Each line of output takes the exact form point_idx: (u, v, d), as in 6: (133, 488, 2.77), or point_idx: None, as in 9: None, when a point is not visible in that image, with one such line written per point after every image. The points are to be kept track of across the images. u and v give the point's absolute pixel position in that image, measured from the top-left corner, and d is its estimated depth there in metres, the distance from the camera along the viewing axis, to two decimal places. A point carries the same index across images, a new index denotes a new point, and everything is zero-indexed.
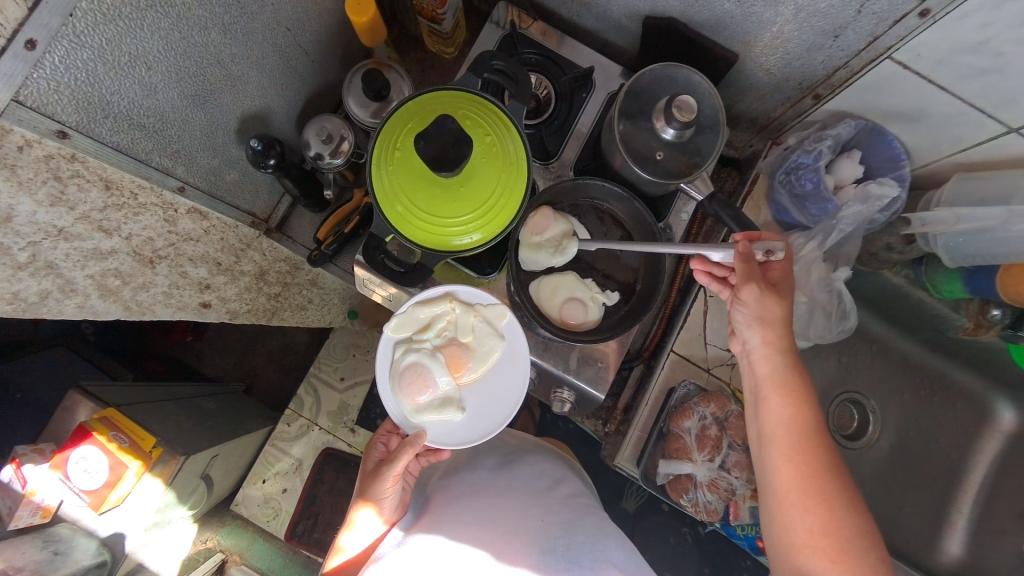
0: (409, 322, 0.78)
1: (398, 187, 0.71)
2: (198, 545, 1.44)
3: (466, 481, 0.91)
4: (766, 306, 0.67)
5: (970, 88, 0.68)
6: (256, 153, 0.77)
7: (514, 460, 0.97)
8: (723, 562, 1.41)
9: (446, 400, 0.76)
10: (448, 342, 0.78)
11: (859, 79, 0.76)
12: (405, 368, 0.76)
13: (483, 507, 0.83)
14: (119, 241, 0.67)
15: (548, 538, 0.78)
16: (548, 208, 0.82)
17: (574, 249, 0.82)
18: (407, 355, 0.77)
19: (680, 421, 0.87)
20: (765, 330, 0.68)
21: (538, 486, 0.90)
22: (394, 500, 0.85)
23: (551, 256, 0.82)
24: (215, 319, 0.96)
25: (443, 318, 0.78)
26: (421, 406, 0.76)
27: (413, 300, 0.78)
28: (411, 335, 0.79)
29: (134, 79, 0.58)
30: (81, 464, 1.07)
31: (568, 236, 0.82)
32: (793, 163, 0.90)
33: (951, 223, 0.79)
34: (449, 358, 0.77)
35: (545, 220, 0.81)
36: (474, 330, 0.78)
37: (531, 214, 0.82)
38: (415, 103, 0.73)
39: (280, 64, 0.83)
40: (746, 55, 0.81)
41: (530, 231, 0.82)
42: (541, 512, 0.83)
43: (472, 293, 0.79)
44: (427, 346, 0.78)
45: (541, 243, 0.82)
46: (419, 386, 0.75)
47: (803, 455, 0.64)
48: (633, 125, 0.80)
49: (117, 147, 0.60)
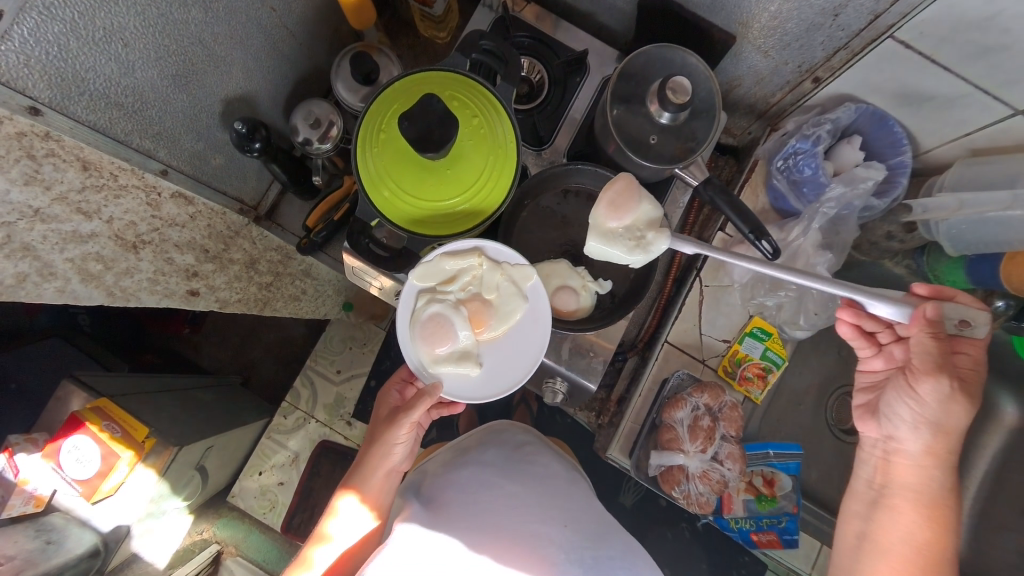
0: (433, 272, 0.71)
1: (385, 172, 0.69)
2: (193, 536, 1.45)
3: (478, 478, 0.85)
4: (950, 408, 0.64)
5: (974, 68, 0.65)
6: (240, 136, 0.75)
7: (522, 455, 0.94)
8: (721, 559, 1.40)
9: (464, 355, 0.72)
10: (471, 298, 0.72)
11: (861, 60, 0.74)
12: (427, 318, 0.71)
13: (506, 512, 0.79)
14: (100, 225, 0.66)
15: (576, 549, 0.77)
16: (635, 193, 0.74)
17: (658, 246, 0.74)
18: (429, 305, 0.72)
19: (672, 412, 0.85)
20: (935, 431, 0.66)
21: (547, 483, 0.88)
22: (407, 449, 0.86)
23: (631, 249, 0.75)
24: (205, 307, 0.95)
25: (468, 273, 0.72)
26: (440, 356, 0.71)
27: (440, 250, 0.70)
28: (434, 286, 0.72)
29: (110, 55, 0.57)
30: (75, 453, 1.08)
31: (652, 228, 0.74)
32: (791, 148, 0.88)
33: (954, 208, 0.77)
34: (474, 313, 0.72)
35: (629, 207, 0.74)
36: (499, 289, 0.72)
37: (614, 197, 0.75)
38: (400, 84, 0.71)
39: (266, 46, 0.81)
40: (743, 37, 0.78)
41: (610, 218, 0.75)
42: (564, 517, 0.81)
43: (502, 251, 0.72)
44: (450, 299, 0.72)
45: (619, 233, 0.75)
46: (439, 337, 0.70)
47: (927, 570, 0.65)
48: (627, 110, 0.78)
49: (94, 127, 0.59)
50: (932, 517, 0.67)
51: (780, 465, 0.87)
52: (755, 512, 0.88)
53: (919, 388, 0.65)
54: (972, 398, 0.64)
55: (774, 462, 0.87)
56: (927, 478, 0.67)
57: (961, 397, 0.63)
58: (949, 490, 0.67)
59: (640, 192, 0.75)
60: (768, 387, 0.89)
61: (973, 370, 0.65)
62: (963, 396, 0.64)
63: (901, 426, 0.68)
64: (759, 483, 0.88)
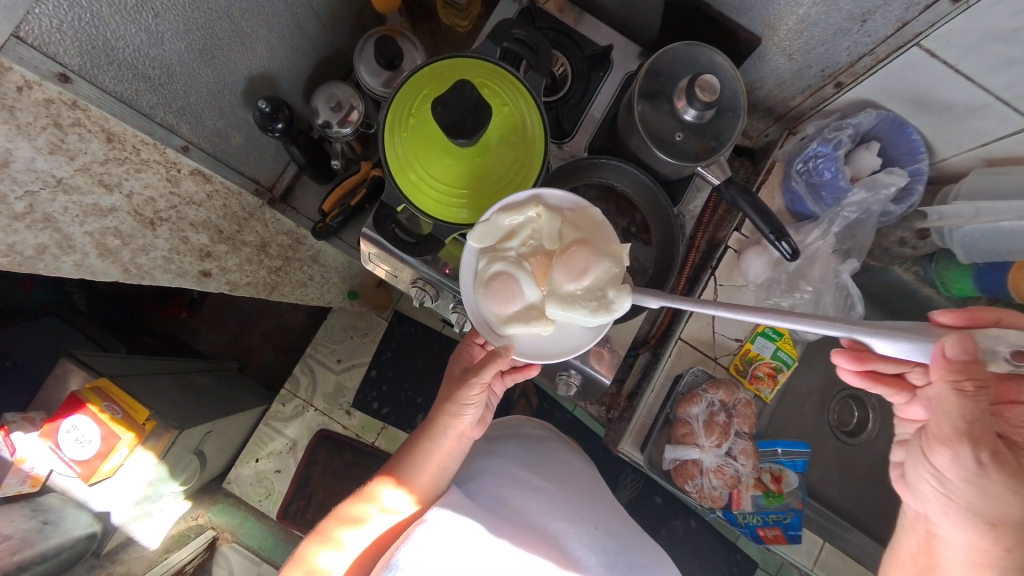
0: (492, 230, 0.64)
1: (413, 156, 0.69)
2: (188, 521, 1.41)
3: (505, 472, 0.85)
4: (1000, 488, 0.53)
5: (997, 80, 0.66)
6: (263, 115, 0.74)
7: (543, 449, 0.94)
8: (714, 556, 1.43)
9: (536, 313, 0.64)
10: (535, 252, 0.65)
11: (884, 67, 0.75)
12: (491, 277, 0.63)
13: (539, 509, 0.79)
14: (120, 199, 0.65)
15: (609, 552, 0.79)
16: (593, 249, 0.62)
17: (623, 306, 0.61)
18: (491, 265, 0.64)
19: (687, 407, 0.86)
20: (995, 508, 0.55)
21: (569, 479, 0.90)
22: (477, 413, 0.81)
23: (591, 314, 0.61)
24: (215, 289, 0.94)
25: (528, 226, 0.65)
26: (509, 317, 0.64)
27: (496, 206, 0.64)
28: (494, 245, 0.65)
29: (140, 25, 0.56)
30: (73, 433, 1.06)
31: (614, 285, 0.61)
32: (811, 152, 0.89)
33: (970, 216, 0.78)
34: (540, 268, 0.64)
35: (589, 266, 0.61)
36: (566, 237, 0.64)
37: (569, 256, 0.61)
38: (431, 70, 0.71)
39: (290, 25, 0.80)
40: (769, 39, 0.79)
41: (566, 279, 0.61)
42: (594, 519, 0.83)
43: (562, 197, 0.65)
44: (513, 255, 0.64)
45: (579, 295, 0.61)
46: (505, 296, 0.63)
47: None
48: (651, 106, 0.78)
49: (121, 98, 0.58)
50: None
51: (788, 463, 0.89)
52: (763, 508, 0.89)
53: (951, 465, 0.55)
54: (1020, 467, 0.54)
55: (782, 460, 0.89)
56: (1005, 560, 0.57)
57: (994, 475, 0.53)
58: None
59: (597, 247, 0.62)
60: (778, 386, 0.91)
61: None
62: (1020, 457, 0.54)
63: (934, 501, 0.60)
64: (768, 480, 0.89)
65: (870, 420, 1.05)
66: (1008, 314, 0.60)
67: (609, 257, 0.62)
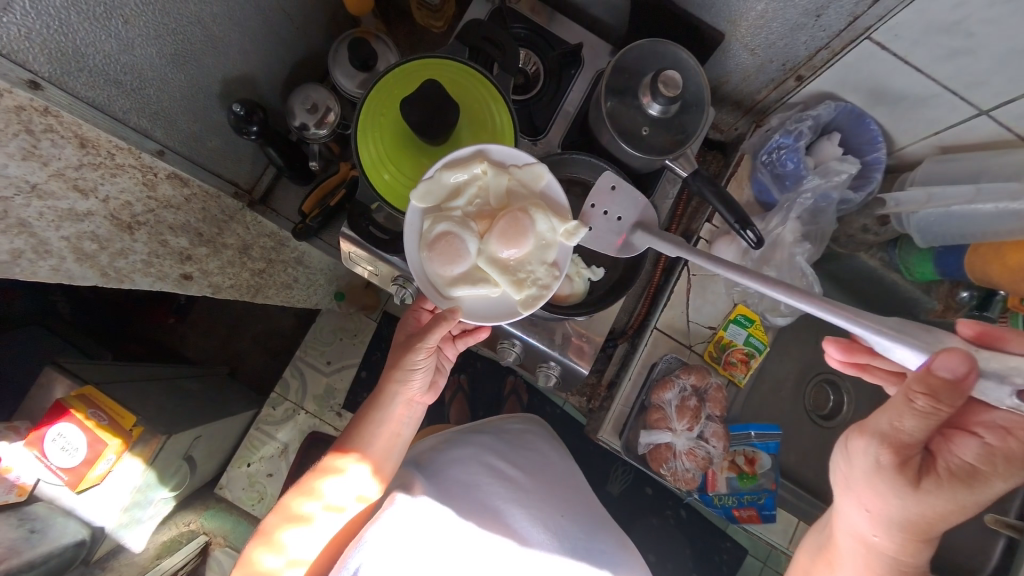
0: (436, 188, 0.66)
1: (385, 155, 0.71)
2: (180, 527, 1.40)
3: (478, 458, 0.87)
4: (894, 486, 0.56)
5: (944, 70, 0.69)
6: (238, 118, 0.76)
7: (521, 442, 0.97)
8: (704, 543, 1.47)
9: (481, 273, 0.67)
10: (479, 212, 0.69)
11: (840, 60, 0.78)
12: (435, 238, 0.65)
13: (507, 495, 0.82)
14: (96, 203, 0.66)
15: (571, 539, 0.80)
16: (526, 216, 0.66)
17: (554, 280, 0.67)
18: (436, 225, 0.66)
19: (660, 393, 0.89)
20: (887, 495, 0.57)
21: (541, 469, 0.92)
22: (426, 377, 0.84)
23: (517, 287, 0.66)
24: (197, 292, 0.95)
25: (473, 184, 0.67)
26: (454, 278, 0.66)
27: (439, 162, 0.65)
28: (438, 204, 0.67)
29: (109, 31, 0.57)
30: (60, 441, 1.06)
31: (540, 258, 0.67)
32: (775, 143, 0.92)
33: (923, 201, 0.81)
34: (482, 228, 0.68)
35: (522, 237, 0.66)
36: (508, 196, 0.68)
37: (506, 224, 0.66)
38: (402, 69, 0.73)
39: (263, 28, 0.81)
40: (731, 35, 0.81)
41: (499, 248, 0.66)
42: (561, 508, 0.85)
43: (505, 152, 0.67)
44: (457, 215, 0.67)
45: (510, 265, 0.67)
46: (450, 256, 0.65)
47: None
48: (619, 102, 0.80)
49: (92, 103, 0.59)
50: None
51: (760, 445, 0.91)
52: (736, 489, 0.92)
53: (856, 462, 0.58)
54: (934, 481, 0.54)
55: (756, 442, 0.91)
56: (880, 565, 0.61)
57: (890, 473, 0.55)
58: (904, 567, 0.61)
59: (531, 213, 0.66)
60: (751, 371, 0.93)
61: (972, 453, 0.53)
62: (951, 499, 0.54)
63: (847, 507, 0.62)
64: (741, 462, 0.92)
65: (845, 403, 1.08)
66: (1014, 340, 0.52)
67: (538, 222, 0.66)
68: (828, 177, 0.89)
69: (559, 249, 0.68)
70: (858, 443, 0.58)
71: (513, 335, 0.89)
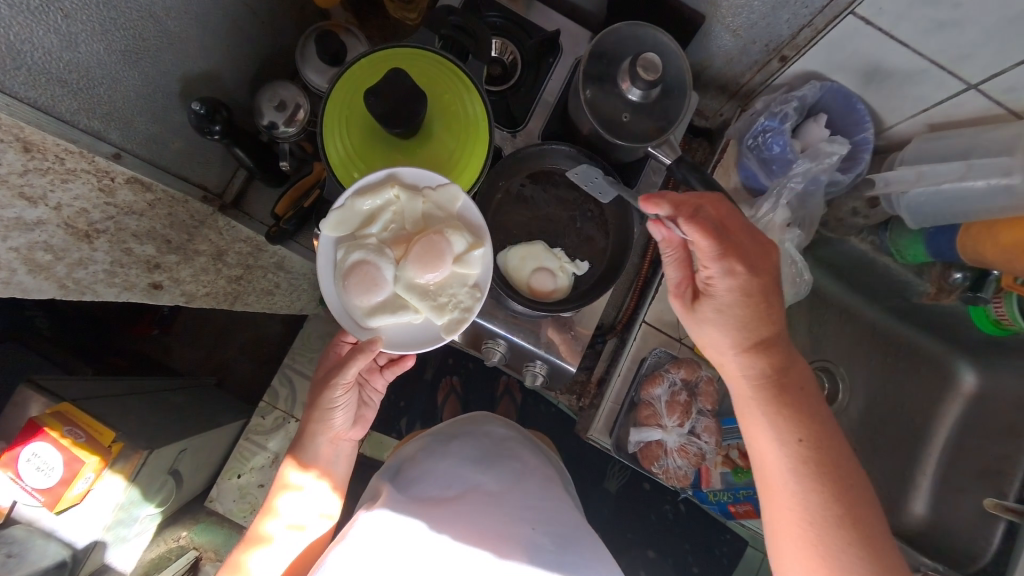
0: (348, 217, 0.66)
1: (354, 151, 0.69)
2: (169, 543, 1.37)
3: (449, 472, 0.85)
4: (708, 308, 0.67)
5: (930, 44, 0.67)
6: (199, 118, 0.72)
7: (502, 450, 0.93)
8: (704, 537, 1.45)
9: (401, 300, 0.67)
10: (396, 237, 0.68)
11: (824, 38, 0.76)
12: (350, 268, 0.65)
13: (476, 507, 0.79)
14: (47, 211, 0.62)
15: (541, 552, 0.75)
16: (442, 239, 0.65)
17: (477, 303, 0.67)
18: (351, 254, 0.66)
19: (650, 388, 0.86)
20: (714, 324, 0.68)
21: (521, 475, 0.88)
22: (349, 414, 0.83)
23: (437, 312, 0.67)
24: (169, 302, 0.90)
25: (388, 209, 0.67)
26: (373, 307, 0.66)
27: (350, 190, 0.65)
28: (353, 232, 0.67)
29: (48, 26, 0.53)
30: (34, 461, 1.01)
31: (460, 282, 0.67)
32: (760, 126, 0.89)
33: (914, 180, 0.79)
34: (400, 254, 0.68)
35: (438, 261, 0.65)
36: (424, 218, 0.67)
37: (421, 248, 0.66)
38: (368, 60, 0.70)
39: (225, 23, 0.77)
40: (712, 16, 0.79)
41: (415, 273, 0.66)
42: (533, 518, 0.80)
43: (416, 174, 0.66)
44: (373, 242, 0.67)
45: (430, 290, 0.67)
46: (367, 285, 0.65)
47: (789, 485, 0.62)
48: (598, 90, 0.77)
49: (35, 105, 0.56)
50: (763, 419, 0.64)
51: None
52: (732, 484, 0.90)
53: (704, 325, 0.69)
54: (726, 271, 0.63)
55: None
56: (762, 396, 0.65)
57: (701, 299, 0.68)
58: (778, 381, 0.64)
59: (446, 235, 0.66)
60: None
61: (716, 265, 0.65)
62: (741, 307, 0.64)
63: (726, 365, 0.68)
64: (736, 456, 0.90)
65: (841, 391, 1.06)
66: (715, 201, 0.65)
67: (453, 242, 0.66)
68: (818, 160, 0.85)
69: (479, 271, 0.67)
70: (703, 335, 0.70)
71: (497, 334, 0.86)
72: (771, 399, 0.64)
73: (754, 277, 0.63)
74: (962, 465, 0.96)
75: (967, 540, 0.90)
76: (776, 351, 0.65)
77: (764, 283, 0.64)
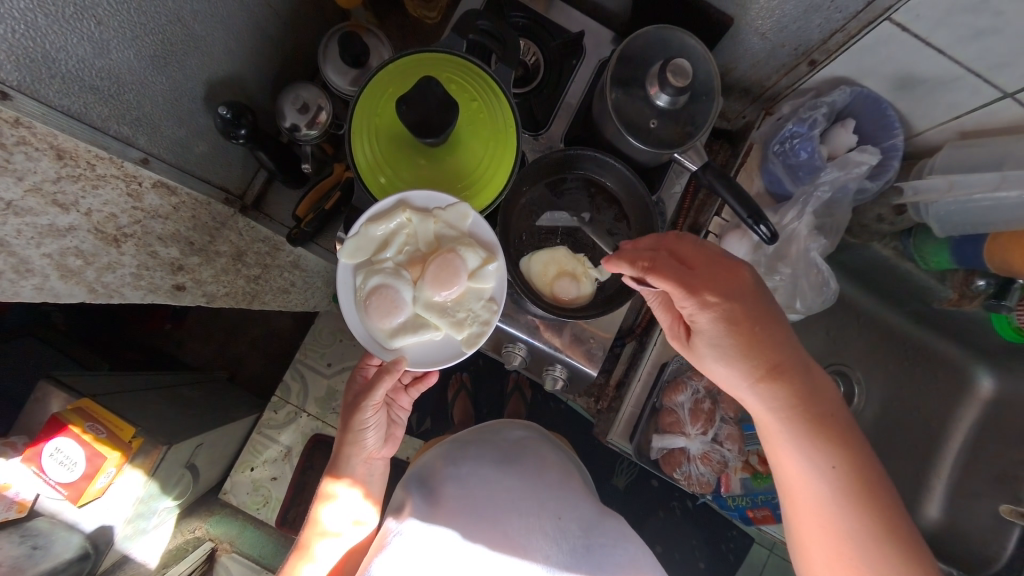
0: (363, 244, 0.67)
1: (381, 157, 0.69)
2: (186, 534, 1.39)
3: (475, 473, 0.86)
4: (705, 338, 0.64)
5: (968, 51, 0.65)
6: (225, 121, 0.72)
7: (521, 449, 0.94)
8: (711, 533, 1.46)
9: (420, 320, 0.69)
10: (411, 258, 0.70)
11: (856, 43, 0.74)
12: (370, 293, 0.67)
13: (505, 505, 0.80)
14: (78, 217, 0.62)
15: (568, 539, 0.78)
16: (456, 257, 0.67)
17: (496, 317, 0.69)
18: (369, 280, 0.68)
19: (673, 396, 0.89)
20: (716, 348, 0.64)
21: (543, 471, 0.88)
22: (379, 433, 0.84)
23: (457, 328, 0.69)
24: (191, 302, 0.90)
25: (401, 233, 0.68)
26: (395, 329, 0.68)
27: (363, 218, 0.66)
28: (369, 258, 0.68)
29: (81, 34, 0.53)
30: (58, 456, 1.03)
31: (476, 298, 0.69)
32: (787, 132, 0.88)
33: (944, 190, 0.78)
34: (416, 275, 0.70)
35: (454, 279, 0.67)
36: (438, 239, 0.69)
37: (436, 268, 0.68)
38: (397, 65, 0.69)
39: (248, 24, 0.77)
40: (741, 19, 0.78)
41: (433, 292, 0.68)
42: (557, 509, 0.81)
43: (426, 196, 0.67)
44: (389, 266, 0.69)
45: (448, 307, 0.69)
46: (388, 309, 0.67)
47: (833, 510, 0.58)
48: (625, 93, 0.76)
49: (68, 112, 0.55)
50: (769, 432, 0.62)
51: None
52: (750, 488, 0.92)
53: (704, 356, 0.66)
54: (723, 290, 0.62)
55: None
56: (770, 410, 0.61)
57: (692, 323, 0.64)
58: (785, 392, 0.61)
59: (460, 253, 0.67)
60: None
61: (712, 285, 0.62)
62: (730, 338, 0.62)
63: (735, 383, 0.63)
64: (756, 461, 0.91)
65: (855, 394, 1.07)
66: (681, 241, 0.65)
67: (464, 259, 0.67)
68: (845, 168, 0.84)
69: (494, 285, 0.69)
70: (711, 368, 0.67)
71: (517, 338, 0.86)
72: (789, 421, 0.60)
73: (731, 304, 0.61)
74: (977, 470, 0.96)
75: (981, 544, 0.91)
76: (796, 373, 0.61)
77: (748, 305, 0.61)
